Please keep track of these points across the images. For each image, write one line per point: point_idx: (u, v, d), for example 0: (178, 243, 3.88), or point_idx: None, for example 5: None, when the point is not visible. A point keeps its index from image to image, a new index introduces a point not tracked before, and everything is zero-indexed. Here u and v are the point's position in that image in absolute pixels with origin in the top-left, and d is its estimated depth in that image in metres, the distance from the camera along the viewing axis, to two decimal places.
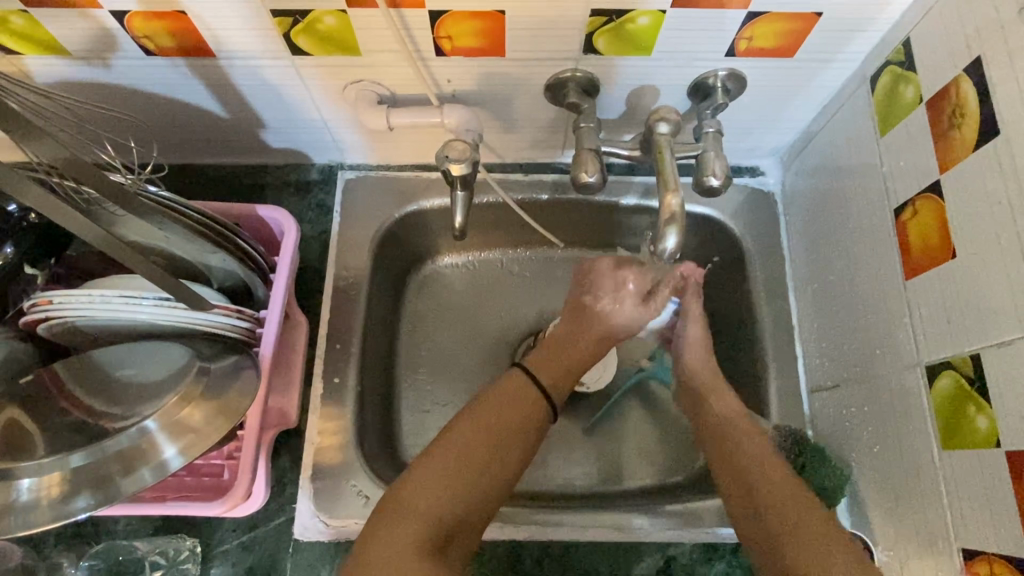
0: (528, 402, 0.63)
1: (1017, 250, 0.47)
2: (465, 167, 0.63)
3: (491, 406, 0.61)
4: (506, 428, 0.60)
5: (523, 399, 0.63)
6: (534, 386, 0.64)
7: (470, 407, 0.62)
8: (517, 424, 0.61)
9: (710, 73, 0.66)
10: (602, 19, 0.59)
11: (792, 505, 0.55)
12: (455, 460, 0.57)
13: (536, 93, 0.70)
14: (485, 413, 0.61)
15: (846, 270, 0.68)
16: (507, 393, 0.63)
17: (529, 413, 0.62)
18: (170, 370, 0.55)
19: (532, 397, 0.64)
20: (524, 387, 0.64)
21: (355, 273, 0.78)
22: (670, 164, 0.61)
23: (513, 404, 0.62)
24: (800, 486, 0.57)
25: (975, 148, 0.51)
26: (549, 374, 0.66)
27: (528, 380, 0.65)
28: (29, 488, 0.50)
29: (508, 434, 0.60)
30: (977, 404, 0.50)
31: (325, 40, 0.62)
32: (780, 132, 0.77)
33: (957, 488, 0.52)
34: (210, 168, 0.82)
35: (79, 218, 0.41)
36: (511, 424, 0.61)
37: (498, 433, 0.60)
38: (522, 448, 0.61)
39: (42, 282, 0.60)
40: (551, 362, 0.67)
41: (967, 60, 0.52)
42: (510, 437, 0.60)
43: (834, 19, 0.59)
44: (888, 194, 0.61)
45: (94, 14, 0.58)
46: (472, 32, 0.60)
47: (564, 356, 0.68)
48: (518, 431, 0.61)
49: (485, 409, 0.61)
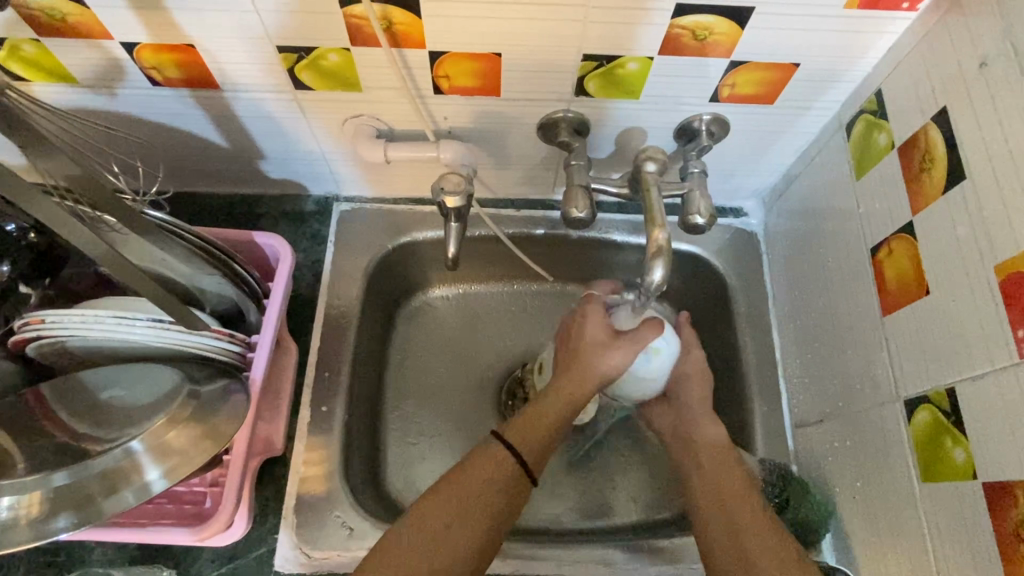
0: (505, 473, 0.60)
1: (985, 289, 0.49)
2: (459, 200, 0.65)
3: (461, 483, 0.58)
4: (478, 504, 0.58)
5: (500, 469, 0.60)
6: (503, 455, 0.60)
7: (442, 481, 0.59)
8: (490, 499, 0.58)
9: (694, 117, 0.69)
10: (593, 63, 0.62)
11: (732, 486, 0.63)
12: (418, 541, 0.55)
13: (529, 132, 0.73)
14: (450, 488, 0.58)
15: (827, 307, 0.70)
16: (481, 466, 0.60)
17: (506, 486, 0.59)
18: (155, 395, 0.55)
19: (509, 473, 0.60)
20: (492, 452, 0.61)
21: (347, 303, 0.79)
22: (657, 202, 0.63)
23: (486, 474, 0.59)
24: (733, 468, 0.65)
25: (944, 191, 0.53)
26: (530, 447, 0.62)
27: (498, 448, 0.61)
28: (8, 506, 0.49)
29: (477, 511, 0.57)
30: (953, 437, 0.51)
31: (328, 76, 0.64)
32: (762, 175, 0.80)
33: (936, 523, 0.52)
34: (207, 196, 0.84)
35: (88, 236, 0.43)
36: (481, 500, 0.58)
37: (468, 511, 0.57)
38: (499, 522, 0.58)
39: (34, 303, 0.59)
40: (533, 431, 0.62)
41: (933, 110, 0.55)
42: (482, 512, 0.57)
43: (811, 69, 0.63)
44: (865, 235, 0.63)
45: (105, 46, 0.60)
46: (469, 73, 0.63)
47: (538, 426, 0.63)
48: (492, 508, 0.58)
49: (454, 485, 0.58)
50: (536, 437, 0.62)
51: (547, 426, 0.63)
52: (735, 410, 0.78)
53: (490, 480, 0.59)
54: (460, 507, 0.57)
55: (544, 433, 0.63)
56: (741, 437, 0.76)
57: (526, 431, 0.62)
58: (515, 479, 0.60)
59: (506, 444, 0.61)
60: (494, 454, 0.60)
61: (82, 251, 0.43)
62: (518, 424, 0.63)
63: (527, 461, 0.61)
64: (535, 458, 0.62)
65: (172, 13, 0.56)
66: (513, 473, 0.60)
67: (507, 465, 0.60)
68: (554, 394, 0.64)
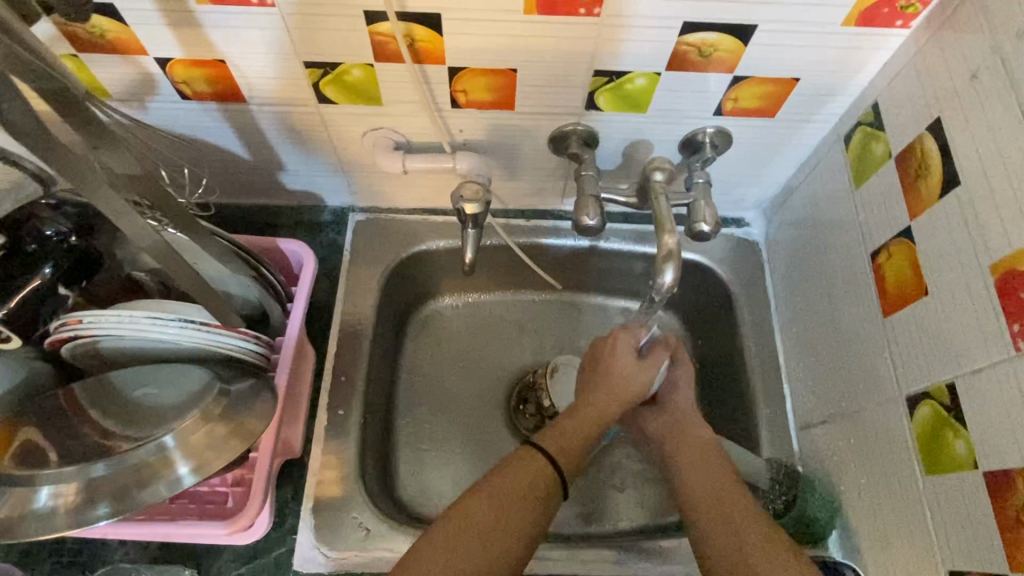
0: (542, 478, 0.62)
1: (982, 287, 0.52)
2: (477, 207, 0.67)
3: (503, 484, 0.60)
4: (517, 506, 0.60)
5: (537, 475, 0.62)
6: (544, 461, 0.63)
7: (484, 480, 0.61)
8: (531, 502, 0.60)
9: (699, 130, 0.72)
10: (604, 79, 0.65)
11: (732, 495, 0.63)
12: (469, 539, 0.57)
13: (540, 145, 0.76)
14: (493, 487, 0.60)
15: (828, 312, 0.72)
16: (521, 471, 0.62)
17: (544, 492, 0.61)
18: (187, 394, 0.57)
19: (546, 480, 0.62)
20: (533, 459, 0.63)
21: (363, 310, 0.81)
22: (665, 209, 0.66)
23: (527, 478, 0.61)
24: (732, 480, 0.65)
25: (940, 197, 0.56)
26: (566, 453, 0.65)
27: (538, 453, 0.63)
28: (49, 496, 0.52)
29: (518, 513, 0.59)
30: (954, 430, 0.53)
31: (351, 90, 0.67)
32: (763, 186, 0.83)
33: (940, 516, 0.54)
34: (227, 207, 0.86)
35: (141, 229, 0.46)
36: (522, 503, 0.60)
37: (511, 513, 0.59)
38: (538, 526, 0.60)
39: (71, 305, 0.60)
40: (567, 439, 0.65)
41: (928, 120, 0.58)
42: (522, 520, 0.59)
43: (810, 83, 0.66)
44: (865, 241, 0.66)
45: (140, 61, 0.63)
46: (486, 87, 0.66)
47: (573, 435, 0.66)
48: (532, 511, 0.60)
49: (496, 484, 0.60)
50: (569, 447, 0.65)
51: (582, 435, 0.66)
52: (741, 414, 0.80)
53: (531, 484, 0.61)
54: (505, 509, 0.59)
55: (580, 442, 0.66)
56: (747, 440, 0.78)
57: (562, 439, 0.65)
58: (552, 485, 0.62)
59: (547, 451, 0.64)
60: (534, 461, 0.63)
61: (138, 243, 0.47)
62: (554, 433, 0.65)
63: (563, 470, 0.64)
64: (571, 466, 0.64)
65: (206, 30, 0.59)
66: (551, 480, 0.62)
67: (546, 473, 0.62)
68: (588, 407, 0.68)
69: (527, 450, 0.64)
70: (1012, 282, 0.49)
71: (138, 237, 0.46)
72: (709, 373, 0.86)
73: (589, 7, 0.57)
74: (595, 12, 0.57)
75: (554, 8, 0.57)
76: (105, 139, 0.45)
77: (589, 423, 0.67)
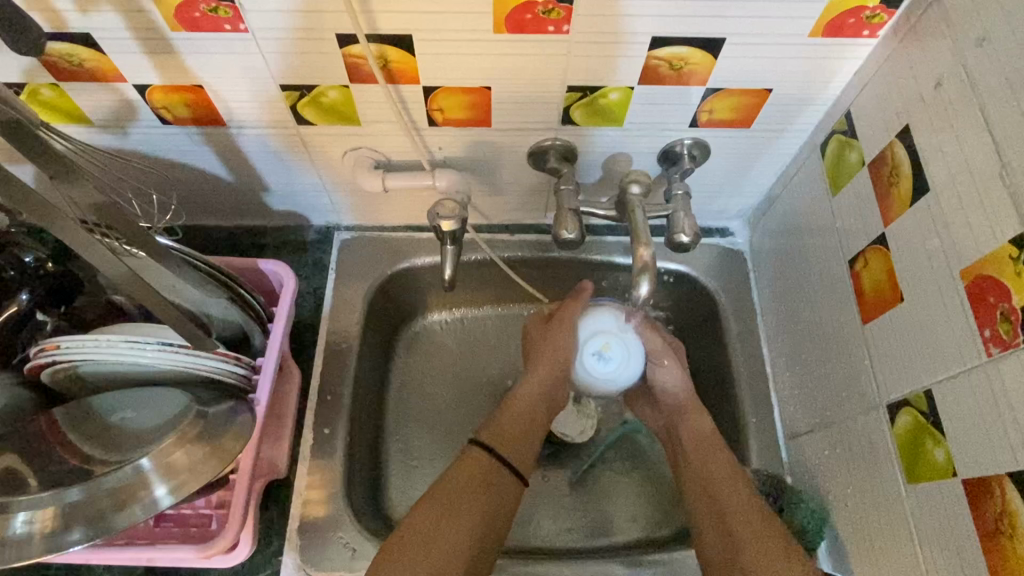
0: (485, 469, 0.63)
1: (954, 292, 0.51)
2: (455, 224, 0.68)
3: (449, 486, 0.61)
4: (465, 505, 0.60)
5: (482, 471, 0.63)
6: (487, 456, 0.64)
7: (429, 490, 0.62)
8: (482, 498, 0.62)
9: (676, 142, 0.73)
10: (577, 94, 0.66)
11: (730, 488, 0.64)
12: (412, 549, 0.57)
13: (519, 160, 0.77)
14: (444, 492, 0.61)
15: (812, 319, 0.72)
16: (466, 467, 0.63)
17: (490, 481, 0.63)
18: (164, 417, 0.57)
19: (496, 472, 0.63)
20: (475, 456, 0.64)
21: (348, 327, 0.81)
22: (642, 222, 0.66)
23: (475, 478, 0.62)
24: (735, 471, 0.66)
25: (912, 203, 0.56)
26: (506, 443, 0.66)
27: (479, 449, 0.65)
28: (24, 521, 0.51)
29: (468, 510, 0.60)
30: (933, 437, 0.53)
31: (328, 112, 0.68)
32: (745, 195, 0.83)
33: (924, 524, 0.54)
34: (214, 228, 0.87)
35: (108, 257, 0.46)
36: (467, 497, 0.61)
37: (456, 515, 0.60)
38: (492, 520, 0.61)
39: (48, 330, 0.61)
40: (507, 431, 0.67)
41: (898, 128, 0.58)
42: (471, 516, 0.60)
43: (782, 94, 0.66)
44: (843, 248, 0.66)
45: (119, 88, 0.64)
46: (461, 105, 0.67)
47: (515, 425, 0.68)
48: (479, 506, 0.61)
49: (439, 489, 0.61)
50: (512, 437, 0.67)
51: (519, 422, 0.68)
52: (730, 424, 0.80)
53: (477, 483, 0.62)
54: (450, 510, 0.60)
55: (520, 429, 0.68)
56: (736, 451, 0.78)
57: (503, 429, 0.67)
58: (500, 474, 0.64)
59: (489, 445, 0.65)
60: (476, 458, 0.64)
61: (107, 270, 0.47)
62: (492, 427, 0.67)
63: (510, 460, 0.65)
64: (518, 460, 0.66)
65: (183, 56, 0.60)
66: (500, 473, 0.64)
67: (489, 466, 0.64)
68: (521, 390, 0.70)
69: (473, 450, 0.65)
70: (982, 287, 0.49)
71: (107, 263, 0.47)
72: (697, 384, 0.86)
73: (559, 24, 0.57)
74: (565, 29, 0.58)
75: (524, 26, 0.57)
76: (63, 169, 0.46)
77: (528, 406, 0.70)
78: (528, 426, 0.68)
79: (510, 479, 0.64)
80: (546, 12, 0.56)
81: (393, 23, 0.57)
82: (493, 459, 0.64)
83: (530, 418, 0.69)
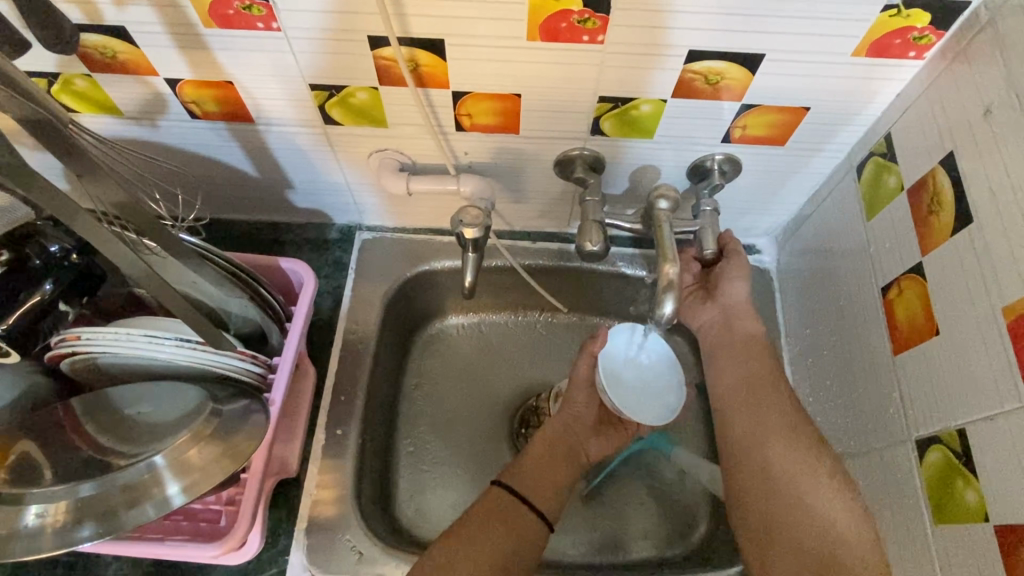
0: (506, 508, 0.64)
1: (994, 330, 0.49)
2: (478, 231, 0.67)
3: (470, 530, 0.61)
4: (485, 547, 0.60)
5: (505, 513, 0.63)
6: (511, 498, 0.64)
7: (451, 530, 0.62)
8: (500, 535, 0.62)
9: (707, 157, 0.71)
10: (609, 104, 0.65)
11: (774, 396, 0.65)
12: None
13: (545, 169, 0.75)
14: (464, 535, 0.61)
15: (841, 344, 0.70)
16: (485, 505, 0.64)
17: (511, 520, 0.63)
18: (180, 413, 0.58)
19: (516, 511, 0.64)
20: (496, 496, 0.65)
21: (364, 328, 0.81)
22: (669, 237, 0.65)
23: (497, 519, 0.63)
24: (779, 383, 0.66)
25: (953, 232, 0.54)
26: (532, 489, 0.66)
27: (503, 492, 0.65)
28: (35, 515, 0.53)
29: (486, 552, 0.60)
30: (965, 479, 0.51)
31: (356, 113, 0.67)
32: (774, 214, 0.82)
33: (950, 566, 0.52)
34: (238, 223, 0.88)
35: (129, 255, 0.46)
36: (486, 538, 0.61)
37: (474, 557, 0.59)
38: (508, 559, 0.60)
39: (71, 320, 0.62)
40: (531, 475, 0.67)
41: (942, 154, 0.56)
42: (486, 555, 0.60)
43: (820, 113, 0.64)
44: (877, 274, 0.64)
45: (150, 81, 0.64)
46: (489, 111, 0.66)
47: (543, 470, 0.68)
48: (497, 547, 0.61)
49: (460, 532, 0.61)
50: (538, 481, 0.66)
51: (547, 467, 0.68)
52: None
53: (494, 525, 0.62)
54: (470, 551, 0.60)
55: (544, 471, 0.68)
56: None
57: (528, 475, 0.67)
58: (523, 515, 0.64)
59: (511, 486, 0.65)
60: (496, 497, 0.64)
61: (127, 267, 0.47)
62: (516, 471, 0.67)
63: (535, 505, 0.65)
64: (547, 504, 0.66)
65: (214, 52, 0.60)
66: (519, 514, 0.64)
67: (507, 506, 0.64)
68: (544, 435, 0.71)
69: (491, 491, 0.65)
70: None
71: (126, 259, 0.47)
72: None
73: (593, 34, 0.56)
74: (599, 39, 0.57)
75: (558, 35, 0.56)
76: (89, 168, 0.46)
77: (554, 450, 0.70)
78: (556, 471, 0.68)
79: (535, 520, 0.64)
80: (582, 22, 0.55)
81: (424, 27, 0.56)
82: (512, 498, 0.65)
83: (558, 465, 0.69)
